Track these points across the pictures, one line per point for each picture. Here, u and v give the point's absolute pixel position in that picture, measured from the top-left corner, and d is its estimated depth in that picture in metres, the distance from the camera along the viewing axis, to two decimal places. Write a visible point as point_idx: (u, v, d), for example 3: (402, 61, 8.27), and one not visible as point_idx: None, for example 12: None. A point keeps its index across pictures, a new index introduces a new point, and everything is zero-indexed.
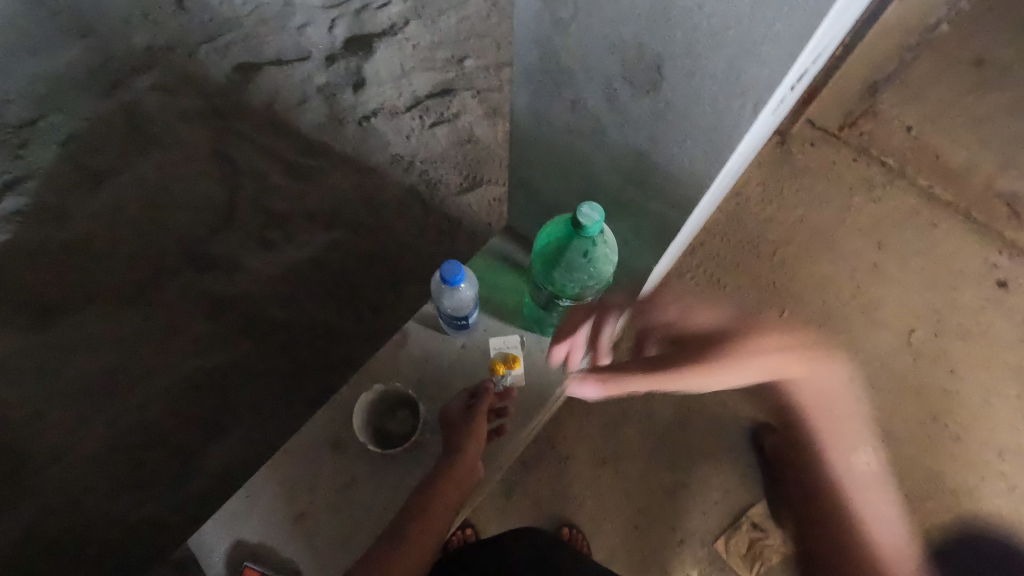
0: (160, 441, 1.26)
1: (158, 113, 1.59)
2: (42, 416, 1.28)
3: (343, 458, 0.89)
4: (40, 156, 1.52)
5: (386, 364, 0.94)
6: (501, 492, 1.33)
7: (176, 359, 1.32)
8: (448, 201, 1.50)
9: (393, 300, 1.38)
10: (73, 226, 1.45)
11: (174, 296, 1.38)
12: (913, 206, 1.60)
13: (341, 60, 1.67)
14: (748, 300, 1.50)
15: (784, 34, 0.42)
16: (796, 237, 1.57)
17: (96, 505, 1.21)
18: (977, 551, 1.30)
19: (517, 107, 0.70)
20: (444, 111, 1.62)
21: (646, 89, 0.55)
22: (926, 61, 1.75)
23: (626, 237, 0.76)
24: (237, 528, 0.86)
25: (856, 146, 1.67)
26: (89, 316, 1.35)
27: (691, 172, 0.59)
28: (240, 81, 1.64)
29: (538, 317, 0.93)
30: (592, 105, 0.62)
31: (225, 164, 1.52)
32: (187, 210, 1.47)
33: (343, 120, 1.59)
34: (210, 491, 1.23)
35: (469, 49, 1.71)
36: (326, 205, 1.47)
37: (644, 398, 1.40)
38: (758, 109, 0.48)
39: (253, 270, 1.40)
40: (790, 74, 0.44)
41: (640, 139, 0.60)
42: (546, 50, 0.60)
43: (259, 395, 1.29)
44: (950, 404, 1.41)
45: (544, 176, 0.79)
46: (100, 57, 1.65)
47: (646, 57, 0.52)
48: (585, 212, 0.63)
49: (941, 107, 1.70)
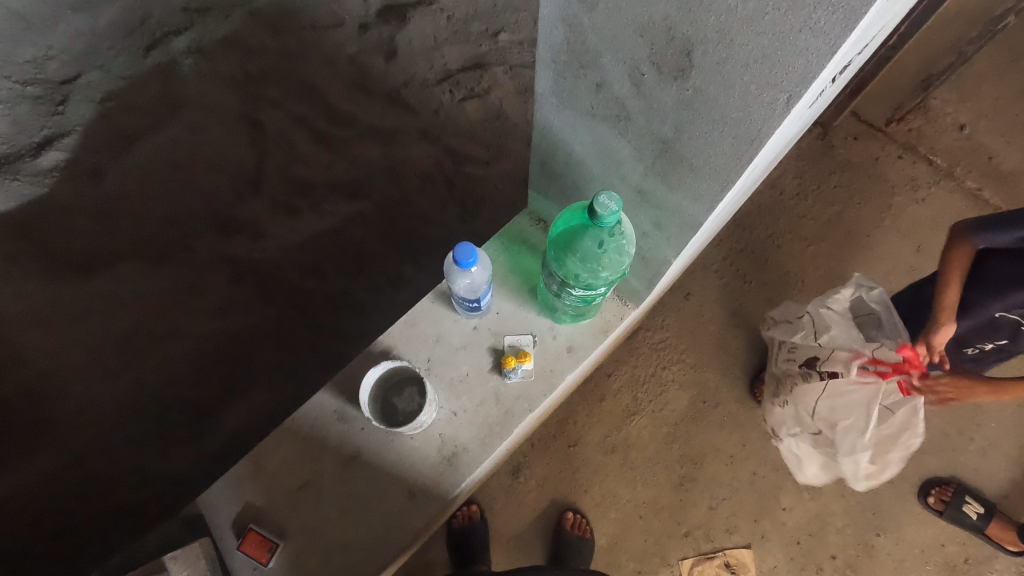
0: (180, 397, 1.30)
1: (191, 74, 1.60)
2: (71, 368, 1.32)
3: (350, 432, 0.90)
4: (78, 112, 1.55)
5: (397, 341, 0.93)
6: (509, 471, 1.34)
7: (197, 319, 1.36)
8: (473, 175, 1.47)
9: (412, 274, 1.38)
10: (105, 184, 1.48)
11: (200, 258, 1.40)
12: (960, 209, 1.53)
13: (374, 29, 1.65)
14: (773, 297, 1.47)
15: (825, 22, 0.39)
16: (830, 235, 1.52)
17: (118, 456, 1.27)
18: (989, 565, 1.29)
19: (541, 87, 0.68)
20: (474, 85, 1.58)
21: (673, 75, 0.52)
22: (987, 56, 1.66)
23: (645, 228, 0.74)
24: (245, 490, 0.89)
25: (903, 142, 1.60)
26: (118, 273, 1.39)
27: (717, 166, 0.56)
28: (275, 46, 1.64)
29: (552, 304, 0.91)
30: (616, 88, 0.59)
31: (255, 130, 1.54)
32: (215, 173, 1.49)
33: (373, 88, 1.57)
34: (226, 449, 1.27)
35: (505, 23, 1.67)
36: (351, 176, 1.47)
37: (659, 388, 1.40)
38: (791, 103, 0.45)
39: (277, 238, 1.42)
40: (829, 66, 0.41)
41: (664, 128, 0.58)
42: (573, 29, 0.58)
43: (276, 360, 1.32)
44: (978, 417, 1.36)
45: (565, 160, 0.77)
46: (138, 17, 1.66)
47: (675, 41, 0.49)
48: (602, 202, 0.61)
49: (999, 106, 1.62)
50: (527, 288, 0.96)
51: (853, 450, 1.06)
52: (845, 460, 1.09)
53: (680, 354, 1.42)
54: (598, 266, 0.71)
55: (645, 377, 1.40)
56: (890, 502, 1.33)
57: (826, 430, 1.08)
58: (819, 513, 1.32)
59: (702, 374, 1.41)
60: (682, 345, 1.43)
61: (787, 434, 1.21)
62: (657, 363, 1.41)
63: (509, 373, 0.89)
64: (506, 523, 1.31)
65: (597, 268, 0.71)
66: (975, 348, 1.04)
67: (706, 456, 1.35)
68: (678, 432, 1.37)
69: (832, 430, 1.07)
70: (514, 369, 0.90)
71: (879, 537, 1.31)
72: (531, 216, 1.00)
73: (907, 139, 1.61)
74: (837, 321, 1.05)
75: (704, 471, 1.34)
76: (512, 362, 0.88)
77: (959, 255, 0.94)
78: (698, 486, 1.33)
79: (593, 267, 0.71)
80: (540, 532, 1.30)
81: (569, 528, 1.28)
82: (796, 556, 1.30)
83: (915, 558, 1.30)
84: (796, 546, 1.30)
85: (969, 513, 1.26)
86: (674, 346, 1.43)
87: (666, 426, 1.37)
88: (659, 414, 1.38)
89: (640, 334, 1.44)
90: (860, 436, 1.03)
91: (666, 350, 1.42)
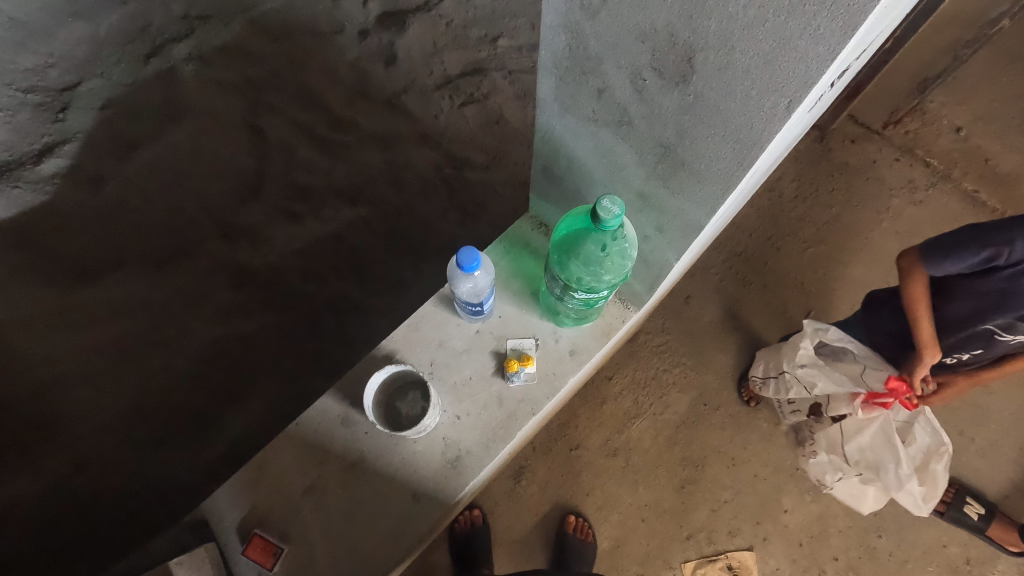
0: (182, 404, 1.30)
1: (192, 81, 1.61)
2: (73, 375, 1.33)
3: (354, 436, 0.90)
4: (79, 120, 1.55)
5: (400, 346, 0.93)
6: (511, 475, 1.34)
7: (199, 325, 1.36)
8: (473, 179, 1.48)
9: (413, 279, 1.39)
10: (107, 191, 1.49)
11: (202, 264, 1.41)
12: (957, 211, 1.54)
13: (374, 35, 1.66)
14: (773, 300, 1.48)
15: (825, 29, 0.40)
16: (829, 237, 1.53)
17: (121, 462, 1.27)
18: (991, 565, 1.29)
19: (543, 93, 0.69)
20: (474, 91, 1.59)
21: (675, 81, 0.53)
22: (982, 59, 1.67)
23: (646, 231, 0.74)
24: (249, 495, 0.89)
25: (900, 145, 1.62)
26: (120, 279, 1.39)
27: (718, 170, 0.57)
28: (275, 52, 1.65)
29: (554, 307, 0.92)
30: (618, 94, 0.60)
31: (256, 136, 1.54)
32: (217, 179, 1.50)
33: (373, 94, 1.58)
34: (228, 455, 1.27)
35: (503, 29, 1.68)
36: (352, 182, 1.48)
37: (661, 391, 1.40)
38: (791, 108, 0.46)
39: (278, 243, 1.42)
40: (829, 72, 0.42)
41: (666, 133, 0.58)
42: (575, 35, 0.58)
43: (279, 366, 1.32)
44: (977, 417, 1.37)
45: (567, 165, 0.77)
46: (138, 24, 1.67)
47: (676, 47, 0.50)
48: (605, 206, 0.61)
49: (995, 108, 1.63)
50: (529, 291, 0.96)
51: (901, 484, 1.02)
52: (901, 496, 1.04)
53: (681, 357, 1.43)
54: (600, 269, 0.71)
55: (646, 380, 1.40)
56: (892, 503, 1.33)
57: (866, 472, 1.07)
58: (821, 515, 1.32)
59: (703, 377, 1.41)
60: (683, 348, 1.43)
61: (831, 480, 1.15)
62: (658, 366, 1.42)
63: (512, 377, 0.90)
64: (508, 527, 1.31)
65: (599, 271, 0.71)
66: (954, 357, 1.03)
67: (707, 459, 1.35)
68: (679, 435, 1.37)
69: (874, 472, 1.05)
70: (517, 373, 0.90)
71: (881, 539, 1.31)
72: (533, 221, 1.01)
73: (904, 141, 1.62)
74: (819, 375, 1.06)
75: (707, 474, 1.34)
76: (515, 365, 0.89)
77: (917, 286, 0.94)
78: (700, 489, 1.33)
79: (596, 270, 0.71)
80: (543, 536, 1.30)
81: (572, 531, 1.28)
82: (799, 558, 1.30)
83: (917, 559, 1.30)
84: (798, 548, 1.30)
85: (970, 514, 1.27)
86: (675, 349, 1.43)
87: (668, 428, 1.37)
88: (661, 417, 1.38)
89: (641, 337, 1.44)
90: (906, 474, 1.00)
91: (667, 353, 1.43)
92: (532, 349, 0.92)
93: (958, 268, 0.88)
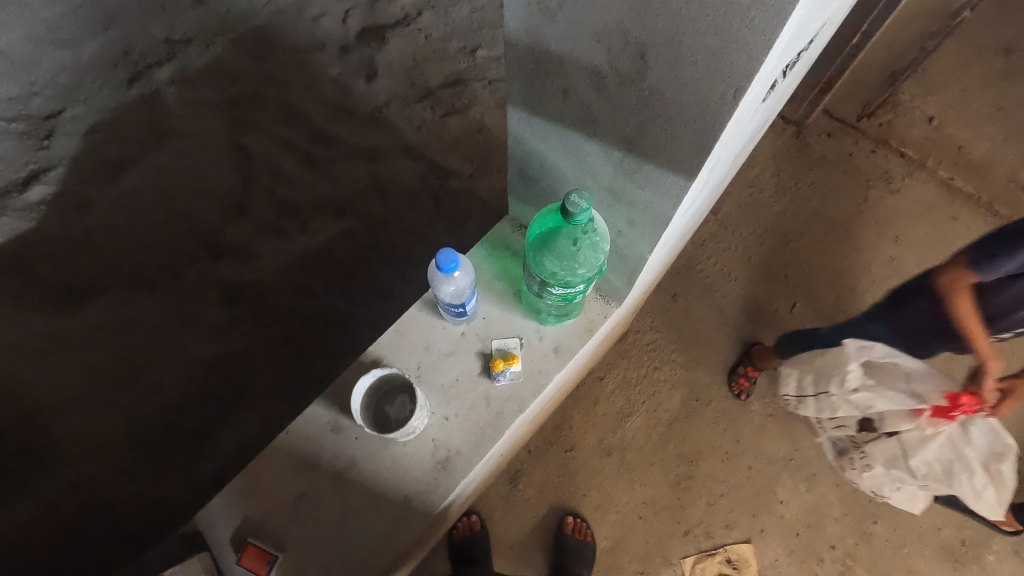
0: (175, 422, 1.31)
1: (176, 103, 1.62)
2: (64, 398, 1.33)
3: (344, 442, 0.91)
4: (64, 146, 1.56)
5: (387, 351, 0.94)
6: (508, 479, 1.35)
7: (189, 343, 1.36)
8: (457, 189, 1.50)
9: (402, 289, 1.40)
10: (94, 214, 1.49)
11: (190, 283, 1.42)
12: (933, 198, 1.58)
13: (355, 51, 1.69)
14: (758, 294, 1.50)
15: (759, 21, 0.42)
16: (810, 230, 1.56)
17: (115, 483, 1.26)
18: (987, 546, 1.30)
19: (512, 96, 0.71)
20: (455, 101, 1.61)
21: (631, 77, 0.55)
22: (950, 50, 1.72)
23: (620, 226, 0.76)
24: (243, 506, 0.89)
25: (875, 137, 1.65)
26: (109, 301, 1.40)
27: (679, 162, 0.59)
28: (257, 72, 1.67)
29: (537, 306, 0.93)
30: (581, 93, 0.62)
31: (241, 154, 1.56)
32: (203, 199, 1.51)
33: (356, 109, 1.60)
34: (223, 472, 1.27)
35: (482, 39, 1.71)
36: (338, 196, 1.49)
37: (652, 388, 1.41)
38: (738, 97, 0.48)
39: (267, 259, 1.43)
40: (768, 61, 0.44)
41: (628, 129, 0.60)
42: (536, 39, 0.60)
43: (270, 380, 1.33)
44: None
45: (540, 166, 0.79)
46: (120, 50, 1.69)
47: (630, 45, 0.52)
48: (573, 201, 0.63)
49: (965, 97, 1.67)
50: (513, 292, 0.98)
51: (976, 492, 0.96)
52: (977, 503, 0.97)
53: (670, 354, 1.44)
54: (574, 263, 0.73)
55: (637, 379, 1.42)
56: None
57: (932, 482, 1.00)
58: (816, 504, 1.33)
59: (692, 372, 1.43)
60: (672, 345, 1.45)
61: (888, 490, 1.09)
62: (649, 363, 1.43)
63: (498, 376, 0.91)
64: (507, 531, 1.32)
65: (574, 266, 0.73)
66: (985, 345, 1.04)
67: (701, 454, 1.37)
68: (672, 431, 1.38)
69: (943, 481, 0.98)
70: (502, 372, 0.92)
71: (876, 525, 1.32)
72: (513, 223, 1.03)
73: (879, 133, 1.65)
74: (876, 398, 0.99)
75: (702, 468, 1.36)
76: (500, 365, 0.90)
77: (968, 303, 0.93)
78: (696, 483, 1.34)
79: (570, 264, 0.73)
80: (541, 538, 1.31)
81: (570, 532, 1.29)
82: (796, 548, 1.31)
83: (913, 544, 1.31)
84: (795, 538, 1.31)
85: None
86: (663, 345, 1.45)
87: (660, 425, 1.39)
88: (653, 414, 1.39)
89: (631, 336, 1.46)
90: (982, 483, 0.94)
91: (656, 350, 1.44)
92: (517, 347, 0.93)
93: (1008, 271, 0.90)
